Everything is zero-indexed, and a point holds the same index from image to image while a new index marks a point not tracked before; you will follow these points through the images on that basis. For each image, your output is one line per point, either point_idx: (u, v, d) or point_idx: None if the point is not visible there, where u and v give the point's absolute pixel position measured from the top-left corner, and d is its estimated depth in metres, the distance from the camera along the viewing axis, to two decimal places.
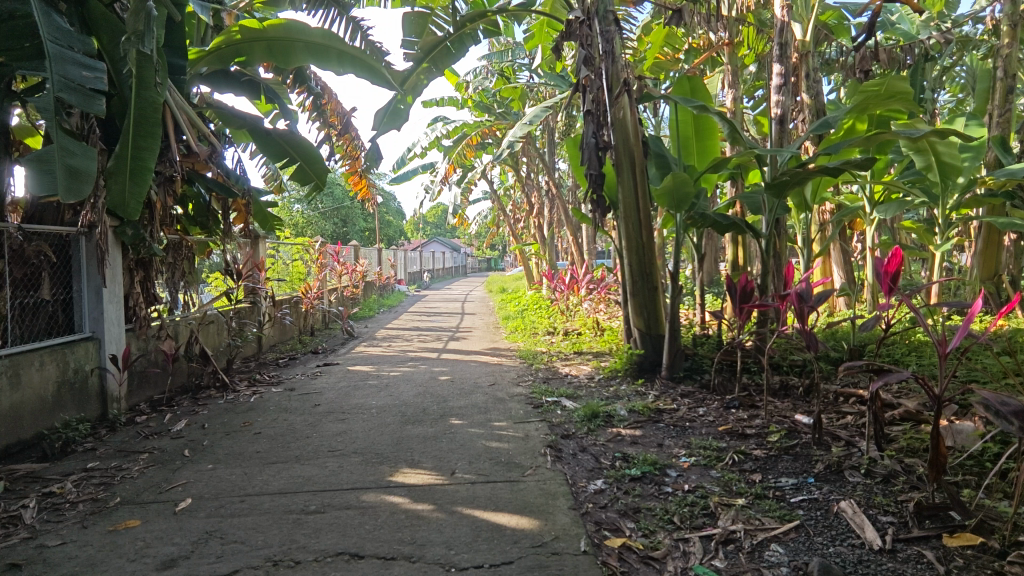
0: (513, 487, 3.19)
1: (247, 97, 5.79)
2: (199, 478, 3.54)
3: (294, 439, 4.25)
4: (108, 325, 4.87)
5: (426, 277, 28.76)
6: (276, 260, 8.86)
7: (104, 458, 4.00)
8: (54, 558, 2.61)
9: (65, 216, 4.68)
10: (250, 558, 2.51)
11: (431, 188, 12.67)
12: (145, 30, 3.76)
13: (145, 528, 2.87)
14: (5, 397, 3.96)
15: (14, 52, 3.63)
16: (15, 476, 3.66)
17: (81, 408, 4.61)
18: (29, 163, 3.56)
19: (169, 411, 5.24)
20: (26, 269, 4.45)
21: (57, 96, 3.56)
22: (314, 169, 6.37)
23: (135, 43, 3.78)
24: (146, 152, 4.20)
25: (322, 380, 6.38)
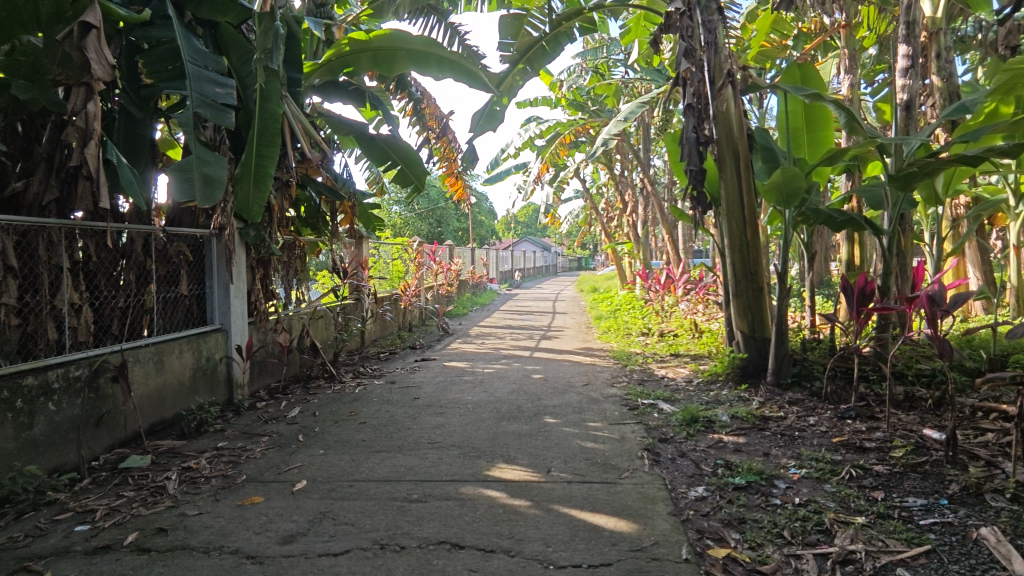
0: (610, 489, 3.15)
1: (354, 105, 6.12)
2: (313, 462, 3.81)
3: (396, 429, 4.46)
4: (234, 318, 5.38)
5: (517, 277, 29.09)
6: (379, 259, 9.34)
7: (232, 439, 4.40)
8: (193, 526, 2.91)
9: (199, 220, 5.20)
10: (360, 540, 2.67)
11: (524, 187, 12.78)
12: (273, 48, 4.28)
13: (267, 505, 3.12)
14: (152, 379, 4.46)
15: (161, 74, 4.01)
16: (159, 451, 4.12)
17: (211, 392, 5.12)
18: (173, 173, 3.98)
19: (285, 399, 5.67)
20: (169, 267, 4.86)
21: (195, 112, 3.95)
22: (414, 172, 6.63)
23: (264, 59, 4.31)
24: (267, 160, 4.53)
25: (421, 374, 6.66)
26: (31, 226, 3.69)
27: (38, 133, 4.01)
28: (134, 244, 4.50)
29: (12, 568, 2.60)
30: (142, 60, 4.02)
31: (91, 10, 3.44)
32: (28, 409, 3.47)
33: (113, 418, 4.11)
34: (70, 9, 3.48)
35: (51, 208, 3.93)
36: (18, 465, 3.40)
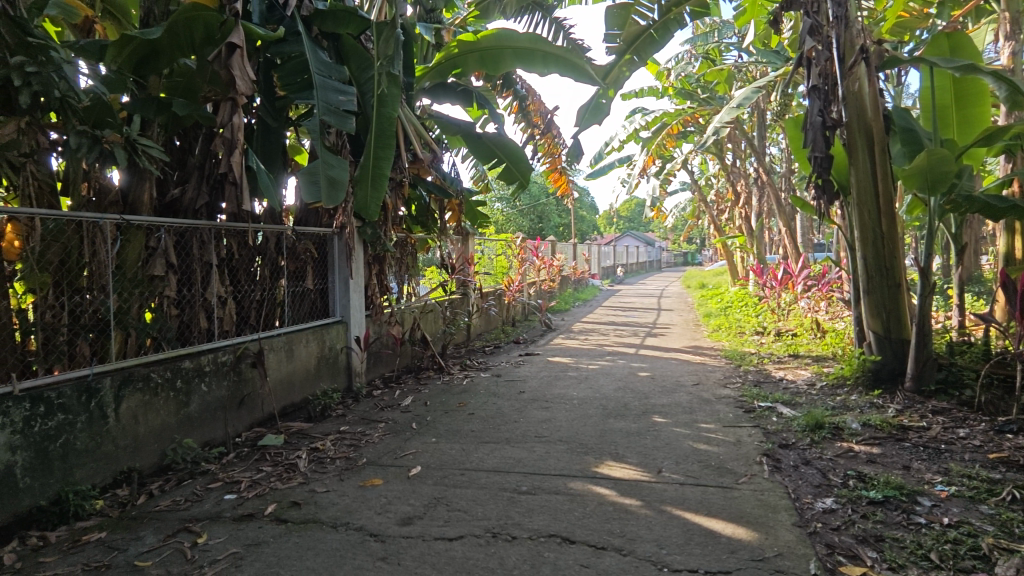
0: (726, 494, 3.01)
1: (462, 105, 6.28)
2: (427, 449, 3.99)
3: (504, 422, 4.55)
4: (353, 311, 5.76)
5: (620, 273, 28.60)
6: (484, 255, 9.56)
7: (353, 424, 4.71)
8: (322, 502, 3.16)
9: (323, 219, 5.61)
10: (473, 527, 2.75)
11: (628, 181, 12.50)
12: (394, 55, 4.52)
13: (386, 487, 3.31)
14: (284, 365, 4.89)
15: (294, 86, 4.38)
16: (290, 432, 4.50)
17: (333, 379, 5.52)
18: (302, 176, 4.30)
19: (398, 388, 5.98)
20: (298, 263, 5.30)
21: (322, 118, 4.26)
22: (519, 169, 6.71)
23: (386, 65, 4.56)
24: (383, 161, 4.79)
25: (526, 368, 6.74)
26: (186, 227, 4.17)
27: (191, 144, 4.45)
28: (269, 242, 4.93)
29: (176, 528, 2.96)
30: (277, 74, 4.39)
31: (235, 31, 3.82)
32: (185, 389, 3.93)
33: (253, 400, 4.54)
34: (218, 31, 3.93)
35: (202, 211, 4.40)
36: (178, 438, 3.86)
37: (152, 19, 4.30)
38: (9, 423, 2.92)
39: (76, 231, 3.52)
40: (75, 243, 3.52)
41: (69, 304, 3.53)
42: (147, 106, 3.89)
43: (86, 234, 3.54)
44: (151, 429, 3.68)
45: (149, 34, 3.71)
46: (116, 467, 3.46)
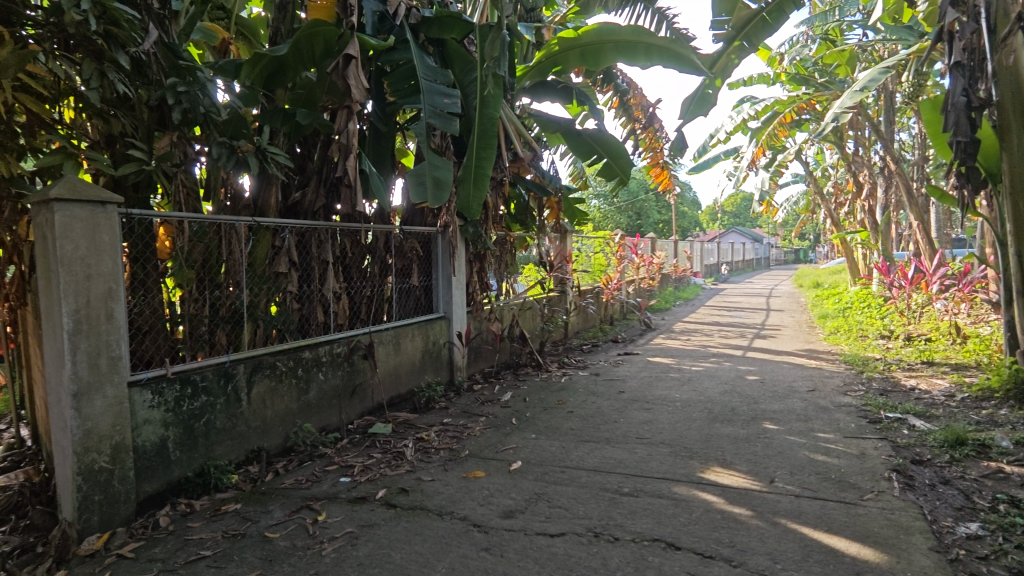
0: (850, 510, 2.78)
1: (562, 103, 6.28)
2: (527, 445, 4.03)
3: (604, 421, 4.50)
4: (455, 307, 5.95)
5: (724, 271, 27.29)
6: (582, 252, 9.50)
7: (455, 416, 4.87)
8: (428, 490, 3.29)
9: (428, 219, 5.84)
10: (575, 525, 2.75)
11: (734, 174, 11.89)
12: (500, 57, 4.61)
13: (488, 480, 3.39)
14: (392, 358, 5.15)
15: (403, 91, 4.59)
16: (398, 421, 4.74)
17: (436, 372, 5.74)
18: (409, 178, 4.50)
19: (498, 383, 6.10)
20: (405, 261, 5.56)
21: (428, 122, 4.43)
22: (619, 165, 6.61)
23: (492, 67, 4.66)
24: (485, 161, 4.89)
25: (625, 368, 6.62)
26: (307, 228, 4.50)
27: (310, 150, 4.79)
28: (378, 241, 5.20)
29: (299, 504, 3.22)
30: (387, 81, 4.61)
31: (351, 43, 4.06)
32: (306, 376, 4.25)
33: (364, 389, 4.82)
34: (337, 44, 4.21)
35: (320, 212, 4.73)
36: (299, 422, 4.19)
37: (279, 37, 4.68)
38: (164, 401, 3.31)
39: (216, 232, 3.91)
40: (216, 244, 3.92)
41: (210, 297, 3.93)
42: (274, 117, 4.25)
43: (224, 234, 3.93)
44: (276, 413, 4.01)
45: (276, 50, 4.04)
46: (248, 446, 3.81)
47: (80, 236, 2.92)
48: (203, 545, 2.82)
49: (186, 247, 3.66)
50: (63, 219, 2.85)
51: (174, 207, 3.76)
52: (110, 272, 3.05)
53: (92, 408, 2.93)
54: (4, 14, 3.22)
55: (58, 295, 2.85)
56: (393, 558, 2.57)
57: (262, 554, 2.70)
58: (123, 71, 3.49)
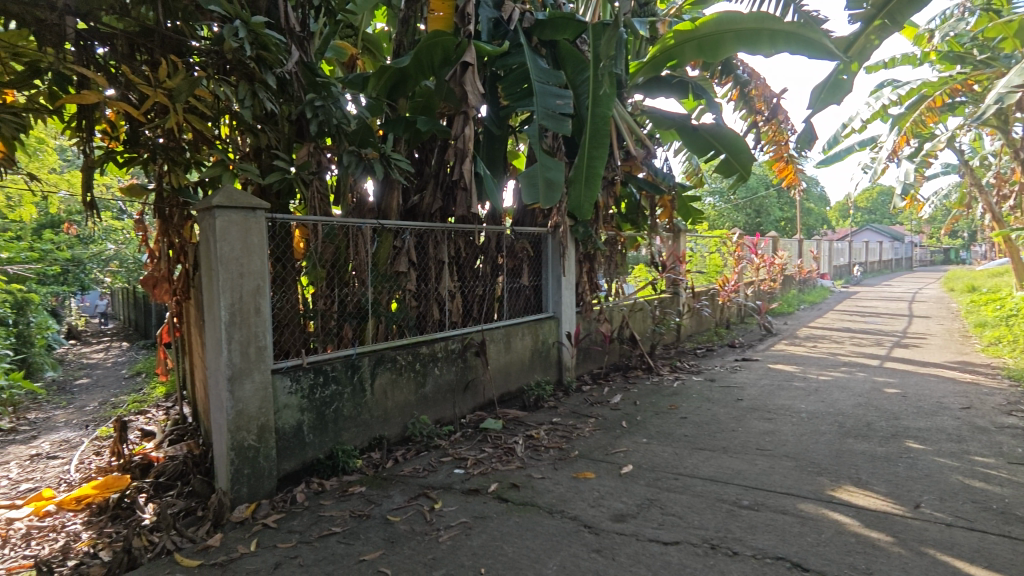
0: (1016, 547, 2.44)
1: (677, 98, 6.09)
2: (638, 449, 3.95)
3: (720, 430, 4.29)
4: (565, 307, 5.96)
5: (857, 273, 24.92)
6: (696, 252, 9.13)
7: (564, 416, 4.89)
8: (539, 488, 3.33)
9: (539, 219, 5.91)
10: (690, 535, 2.65)
11: (871, 166, 10.83)
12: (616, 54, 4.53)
13: (598, 482, 3.37)
14: (503, 356, 5.27)
15: (516, 95, 4.67)
16: (508, 418, 4.84)
17: (546, 371, 5.79)
18: (522, 180, 4.57)
19: (607, 385, 6.03)
20: (515, 261, 5.66)
21: (541, 124, 4.47)
22: (739, 160, 6.27)
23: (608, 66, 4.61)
24: (597, 161, 4.85)
25: (743, 375, 6.27)
26: (425, 229, 4.72)
27: (428, 155, 5.02)
28: (490, 242, 5.34)
29: (417, 492, 3.39)
30: (502, 85, 4.71)
31: (468, 50, 4.25)
32: (423, 370, 4.47)
33: (476, 385, 4.98)
34: (454, 53, 4.40)
35: (437, 214, 4.96)
36: (416, 413, 4.42)
37: (402, 49, 4.98)
38: (300, 388, 3.64)
39: (345, 235, 4.22)
40: (345, 245, 4.23)
41: (339, 294, 4.26)
42: (397, 125, 4.51)
43: (352, 236, 4.24)
44: (396, 404, 4.26)
45: (400, 62, 4.30)
46: (371, 434, 4.08)
47: (235, 239, 3.28)
48: (334, 522, 3.07)
49: (318, 248, 3.98)
50: (222, 223, 3.22)
51: (310, 212, 4.11)
52: (258, 270, 3.40)
53: (243, 391, 3.29)
54: (178, 46, 3.71)
55: (217, 290, 3.23)
56: (505, 551, 2.63)
57: (385, 535, 2.88)
58: (270, 89, 3.87)
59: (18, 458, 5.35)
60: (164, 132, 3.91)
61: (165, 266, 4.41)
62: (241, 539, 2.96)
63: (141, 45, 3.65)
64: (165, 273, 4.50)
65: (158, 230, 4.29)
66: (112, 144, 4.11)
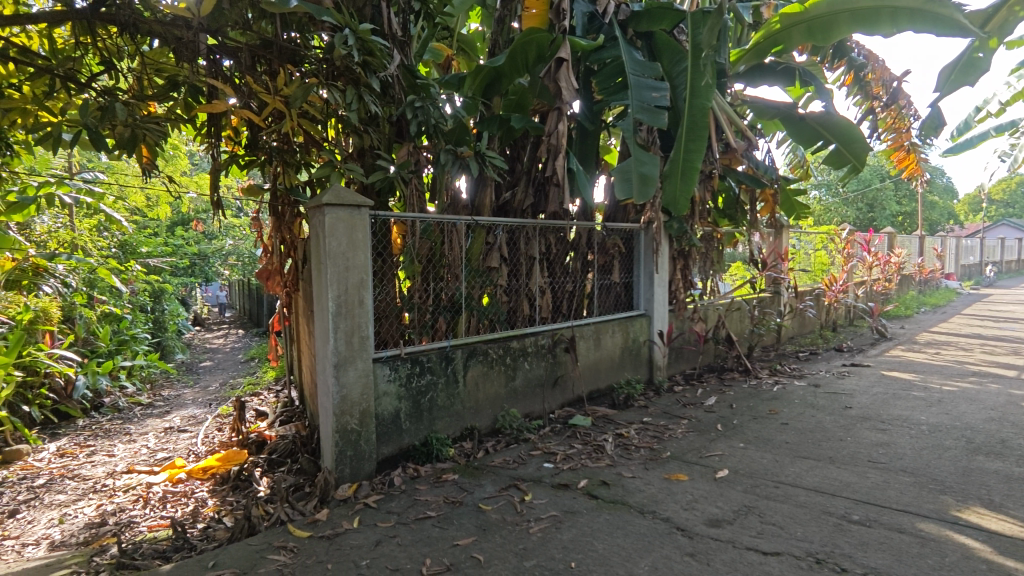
0: None
1: (782, 85, 5.75)
2: (734, 453, 3.79)
3: (826, 438, 4.02)
4: (657, 305, 5.82)
5: (989, 273, 22.34)
6: (799, 250, 8.59)
7: (655, 416, 4.78)
8: (629, 487, 3.29)
9: (631, 215, 5.80)
10: (792, 547, 2.52)
11: (1010, 153, 9.67)
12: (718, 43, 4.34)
13: (692, 485, 3.27)
14: (592, 353, 5.24)
15: (610, 88, 4.60)
16: (597, 415, 4.82)
17: (636, 370, 5.69)
18: (616, 175, 4.51)
19: (700, 386, 5.83)
20: (606, 257, 5.60)
21: (636, 117, 4.39)
22: (852, 150, 5.81)
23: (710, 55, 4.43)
24: (694, 154, 4.67)
25: (852, 381, 5.83)
26: (516, 225, 4.78)
27: (520, 152, 5.07)
28: (581, 238, 5.32)
29: (507, 483, 3.46)
30: (595, 80, 4.67)
31: (563, 47, 4.29)
32: (513, 364, 4.54)
33: (565, 381, 4.99)
34: (549, 50, 4.43)
35: (528, 210, 5.01)
36: (506, 406, 4.50)
37: (497, 48, 5.06)
38: (398, 376, 3.82)
39: (440, 231, 4.37)
40: (441, 241, 4.38)
41: (434, 288, 4.41)
42: (491, 123, 4.57)
43: (447, 233, 4.38)
44: (487, 396, 4.37)
45: (495, 62, 4.38)
46: (463, 424, 4.20)
47: (342, 235, 3.49)
48: (429, 507, 3.20)
49: (415, 244, 4.15)
50: (331, 220, 3.44)
51: (409, 209, 4.30)
52: (362, 265, 3.60)
53: (347, 377, 3.51)
54: (293, 56, 4.00)
55: (325, 283, 3.45)
56: (595, 547, 2.63)
57: (477, 522, 2.97)
58: (374, 92, 4.07)
59: (155, 430, 6.02)
60: (280, 136, 4.23)
61: (278, 260, 4.78)
62: (346, 516, 3.16)
63: (262, 56, 3.97)
64: (277, 267, 4.88)
65: (273, 226, 4.66)
66: (235, 148, 4.49)
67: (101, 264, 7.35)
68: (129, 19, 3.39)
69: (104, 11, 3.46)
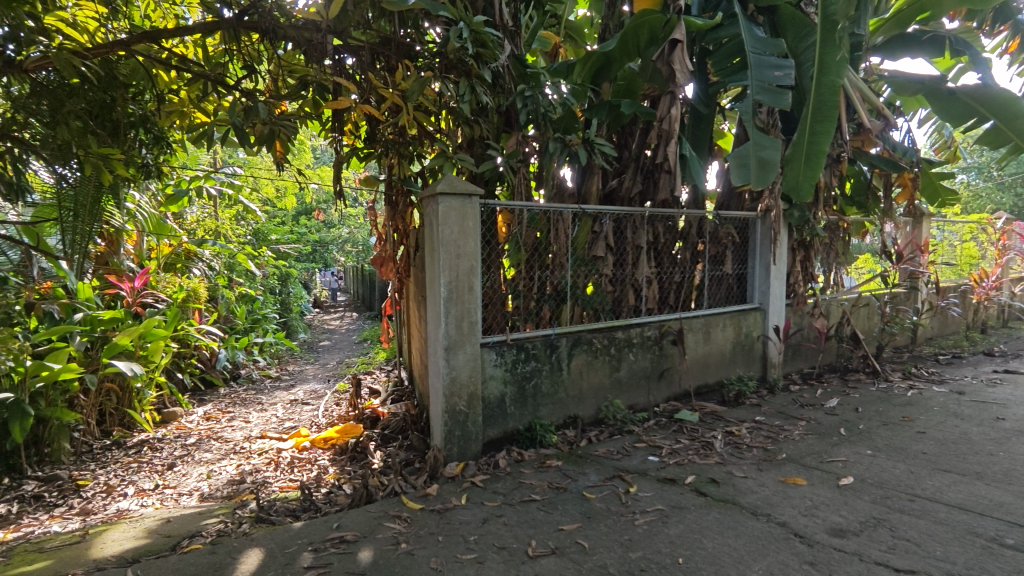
0: None
1: (928, 57, 5.13)
2: (860, 460, 3.51)
3: (972, 451, 3.60)
4: (773, 298, 5.47)
5: None
6: (942, 241, 7.70)
7: (769, 416, 4.52)
8: (741, 487, 3.15)
9: (746, 203, 5.50)
10: (931, 567, 2.29)
11: None
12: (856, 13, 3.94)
13: (811, 490, 3.07)
14: (701, 346, 5.04)
15: (727, 69, 4.36)
16: (705, 411, 4.65)
17: (748, 366, 5.41)
18: (732, 160, 4.27)
19: (821, 386, 5.43)
20: (719, 247, 5.35)
21: (756, 99, 4.12)
22: (1014, 127, 5.10)
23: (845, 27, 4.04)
24: (821, 136, 4.29)
25: (1006, 390, 5.16)
26: (624, 214, 4.69)
27: (628, 139, 4.96)
28: (691, 227, 5.12)
29: (612, 473, 3.44)
30: (711, 61, 4.44)
31: (678, 28, 4.12)
32: (618, 355, 4.49)
33: (672, 373, 4.85)
34: (662, 32, 4.28)
35: (636, 199, 4.90)
36: (610, 397, 4.46)
37: (607, 33, 4.96)
38: (505, 361, 3.91)
39: (546, 220, 4.39)
40: (547, 230, 4.41)
41: (539, 277, 4.45)
42: (600, 110, 4.46)
43: (553, 222, 4.39)
44: (591, 386, 4.35)
45: (605, 47, 4.32)
46: (566, 412, 4.22)
47: (454, 223, 3.61)
48: (534, 490, 3.26)
49: (521, 233, 4.20)
50: (444, 209, 3.57)
51: (516, 197, 4.36)
52: (472, 252, 3.70)
53: (457, 361, 3.65)
54: (409, 51, 4.18)
55: (438, 269, 3.61)
56: (704, 545, 2.55)
57: (581, 509, 2.98)
58: (485, 83, 4.16)
59: (283, 401, 6.62)
60: (396, 130, 4.44)
61: (392, 247, 5.05)
62: (454, 492, 3.30)
63: (381, 53, 4.18)
64: (390, 254, 5.15)
65: (387, 215, 4.89)
66: (355, 142, 4.76)
67: (238, 250, 8.21)
68: (269, 25, 3.70)
69: (247, 20, 3.81)
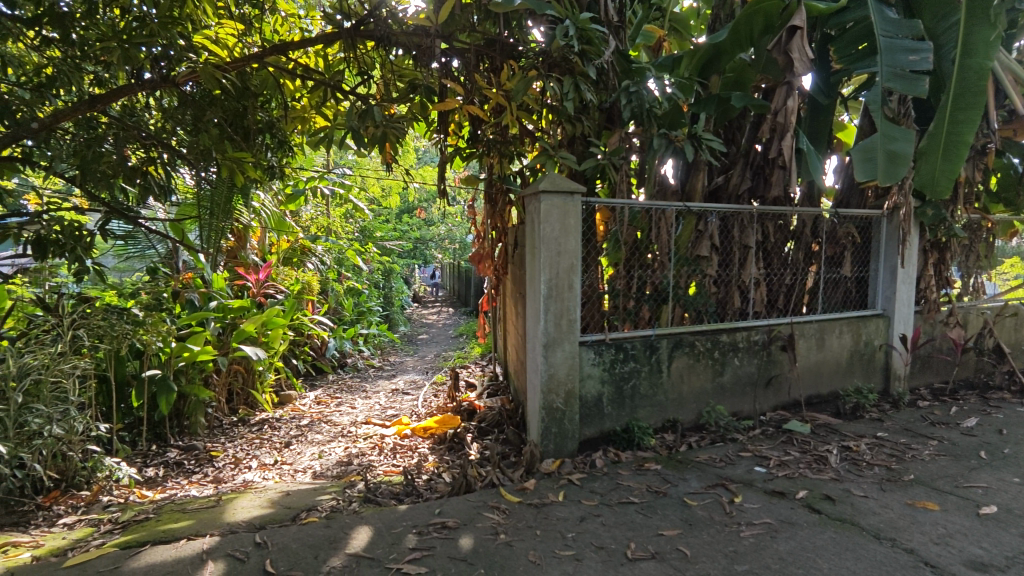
0: None
1: None
2: (1005, 488, 3.13)
3: None
4: (900, 304, 5.00)
5: None
6: None
7: (893, 432, 4.14)
8: (861, 507, 2.91)
9: (869, 201, 5.08)
10: None
11: None
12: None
13: (945, 517, 2.78)
14: (814, 354, 4.71)
15: (851, 56, 4.03)
16: (817, 423, 4.35)
17: (868, 377, 4.98)
18: (856, 154, 3.94)
19: (956, 404, 4.90)
20: (836, 248, 4.97)
21: (886, 87, 3.78)
22: None
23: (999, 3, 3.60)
24: (964, 125, 3.85)
25: None
26: (730, 212, 4.49)
27: (737, 134, 4.73)
28: (805, 227, 4.80)
29: (714, 481, 3.31)
30: (832, 47, 4.12)
31: (797, 14, 3.87)
32: (722, 359, 4.30)
33: (780, 381, 4.58)
34: (779, 19, 4.02)
35: (744, 196, 4.66)
36: (712, 402, 4.29)
37: (718, 23, 4.76)
38: (603, 361, 3.87)
39: (648, 218, 4.28)
40: (649, 228, 4.30)
41: (639, 276, 4.36)
42: (708, 104, 4.25)
43: (655, 220, 4.27)
44: (692, 390, 4.21)
45: (715, 38, 4.13)
46: (665, 415, 4.12)
47: (555, 221, 3.62)
48: (632, 493, 3.21)
49: (621, 231, 4.14)
50: (546, 206, 3.59)
51: (618, 195, 4.30)
52: (573, 250, 3.69)
53: (555, 358, 3.67)
54: (513, 51, 4.24)
55: (539, 266, 3.64)
56: (820, 565, 2.39)
57: (682, 516, 2.90)
58: (588, 80, 4.13)
59: (386, 390, 6.97)
60: (498, 129, 4.52)
61: (490, 244, 5.14)
62: (551, 489, 3.32)
63: (486, 54, 4.27)
64: (488, 252, 5.25)
65: (486, 214, 4.95)
66: (458, 142, 4.89)
67: (347, 246, 8.73)
68: (384, 33, 3.91)
69: (363, 28, 4.03)
